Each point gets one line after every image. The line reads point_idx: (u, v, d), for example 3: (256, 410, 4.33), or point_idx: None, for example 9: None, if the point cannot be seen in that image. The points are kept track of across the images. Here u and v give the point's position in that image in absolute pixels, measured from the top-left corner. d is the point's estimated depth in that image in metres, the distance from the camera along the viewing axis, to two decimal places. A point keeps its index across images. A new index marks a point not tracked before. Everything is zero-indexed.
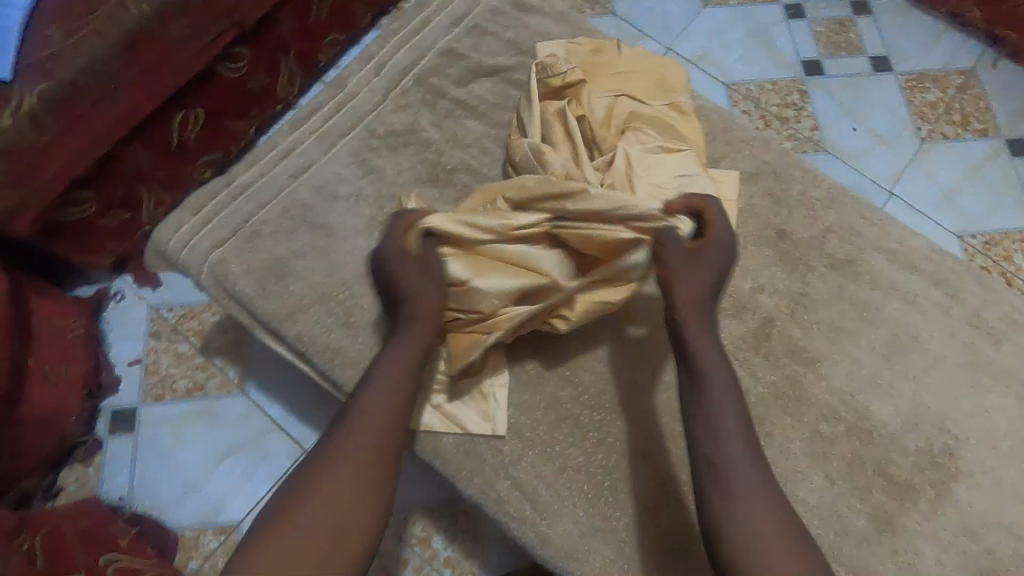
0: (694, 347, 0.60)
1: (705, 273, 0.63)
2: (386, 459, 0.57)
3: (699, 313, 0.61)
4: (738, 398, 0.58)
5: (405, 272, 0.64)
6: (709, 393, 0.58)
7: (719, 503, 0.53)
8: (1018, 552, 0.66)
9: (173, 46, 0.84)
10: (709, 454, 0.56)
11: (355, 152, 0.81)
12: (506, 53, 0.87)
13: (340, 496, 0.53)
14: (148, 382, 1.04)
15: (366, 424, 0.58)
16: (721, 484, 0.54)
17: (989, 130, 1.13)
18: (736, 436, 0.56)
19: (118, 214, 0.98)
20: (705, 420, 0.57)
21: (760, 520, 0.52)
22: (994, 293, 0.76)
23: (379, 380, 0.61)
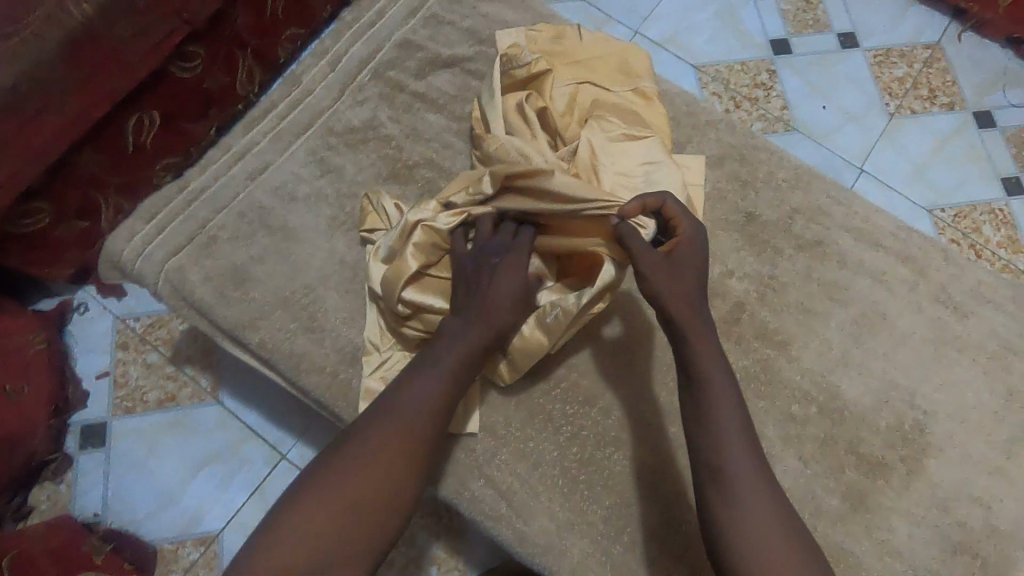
0: (693, 354, 0.59)
1: (689, 272, 0.62)
2: (410, 474, 0.57)
3: (696, 317, 0.60)
4: (738, 401, 0.58)
5: (505, 277, 0.65)
6: (708, 399, 0.58)
7: (722, 511, 0.55)
8: (987, 522, 0.67)
9: (119, 47, 0.80)
10: (713, 460, 0.56)
11: (312, 151, 0.79)
12: (465, 43, 0.84)
13: (359, 502, 0.54)
14: (117, 395, 1.01)
15: (395, 433, 0.57)
16: (725, 492, 0.55)
17: (956, 103, 1.13)
18: (737, 441, 0.56)
19: (75, 223, 0.95)
20: (705, 429, 0.57)
21: (763, 525, 0.53)
22: (960, 267, 0.77)
23: (422, 388, 0.59)
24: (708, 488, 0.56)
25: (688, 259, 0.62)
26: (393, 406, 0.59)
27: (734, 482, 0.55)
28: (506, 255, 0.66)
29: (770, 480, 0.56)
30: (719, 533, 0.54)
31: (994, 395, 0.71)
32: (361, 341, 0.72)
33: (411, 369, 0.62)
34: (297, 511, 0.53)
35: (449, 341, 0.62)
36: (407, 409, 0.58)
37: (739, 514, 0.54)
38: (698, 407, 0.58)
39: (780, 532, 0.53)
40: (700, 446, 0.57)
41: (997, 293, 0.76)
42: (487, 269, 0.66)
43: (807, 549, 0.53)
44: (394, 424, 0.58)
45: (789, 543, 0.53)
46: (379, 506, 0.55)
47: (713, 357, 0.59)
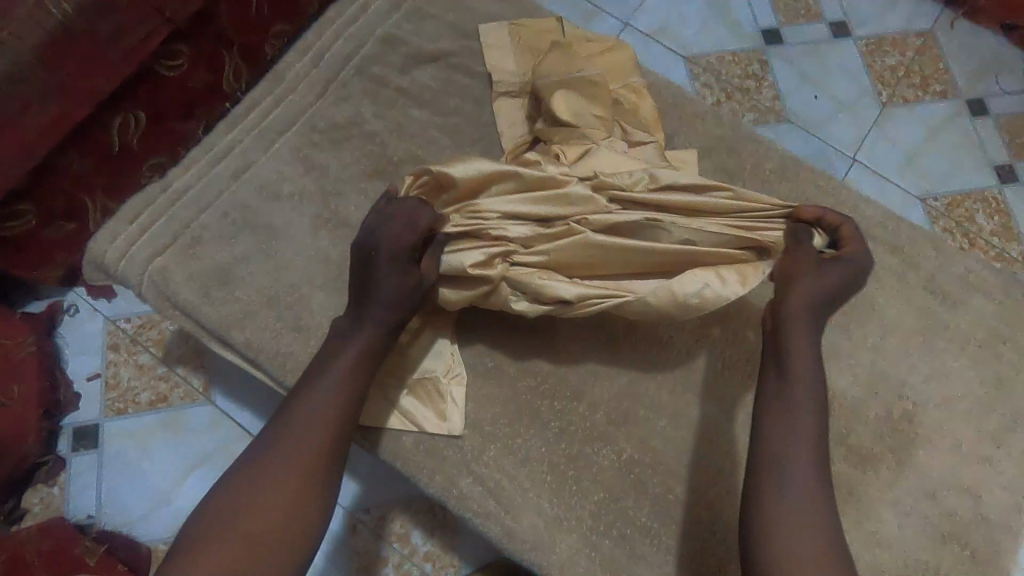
0: (790, 346, 0.59)
1: (824, 279, 0.62)
2: (315, 478, 0.57)
3: (803, 315, 0.60)
4: (819, 398, 0.58)
5: (389, 273, 0.61)
6: (791, 388, 0.58)
7: (772, 488, 0.55)
8: (976, 512, 0.67)
9: (100, 46, 0.79)
10: (776, 448, 0.56)
11: (297, 149, 0.79)
12: (448, 37, 0.84)
13: (261, 517, 0.54)
14: (109, 397, 1.01)
15: (299, 438, 0.57)
16: (779, 474, 0.55)
17: (949, 90, 1.13)
18: (807, 433, 0.57)
19: (62, 225, 0.94)
20: (779, 413, 0.57)
21: (806, 513, 0.54)
22: (949, 257, 0.76)
23: (315, 394, 0.59)
24: (765, 466, 0.56)
25: (829, 266, 0.62)
26: (290, 412, 0.59)
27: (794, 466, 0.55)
28: (383, 241, 0.62)
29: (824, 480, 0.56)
30: (759, 511, 0.54)
31: (984, 384, 0.71)
32: None
33: (306, 376, 0.61)
34: (203, 534, 0.54)
35: (342, 344, 0.62)
36: (303, 416, 0.58)
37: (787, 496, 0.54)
38: (779, 393, 0.58)
39: (821, 523, 0.54)
40: (769, 429, 0.57)
41: (987, 283, 0.75)
42: (371, 260, 0.62)
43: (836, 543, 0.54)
44: (292, 432, 0.58)
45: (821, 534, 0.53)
46: (286, 516, 0.55)
47: (806, 351, 0.59)
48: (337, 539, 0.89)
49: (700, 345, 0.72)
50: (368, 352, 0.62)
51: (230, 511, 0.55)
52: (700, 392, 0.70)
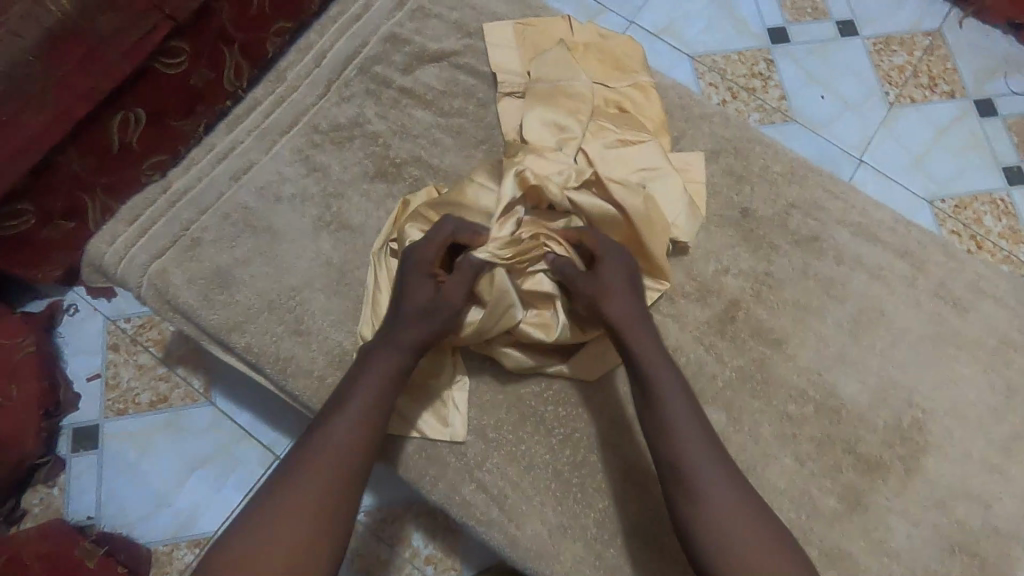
0: (641, 362, 0.62)
1: (622, 280, 0.65)
2: (340, 501, 0.56)
3: (634, 324, 0.63)
4: (691, 405, 0.61)
5: (416, 279, 0.64)
6: (667, 410, 0.60)
7: (695, 515, 0.56)
8: (986, 521, 0.66)
9: (100, 44, 0.78)
10: (672, 458, 0.58)
11: (298, 150, 0.77)
12: (452, 36, 0.83)
13: (287, 542, 0.53)
14: (108, 398, 1.00)
15: (315, 476, 0.56)
16: (694, 499, 0.57)
17: (957, 91, 1.11)
18: (692, 434, 0.59)
19: (62, 224, 0.93)
20: (667, 438, 0.59)
21: (736, 527, 0.55)
22: (959, 262, 0.75)
23: (331, 433, 0.59)
24: (677, 497, 0.57)
25: (617, 265, 0.65)
26: (306, 451, 0.58)
27: (704, 483, 0.57)
28: (414, 252, 0.65)
29: (727, 461, 0.59)
30: (699, 529, 0.56)
31: (994, 391, 0.70)
32: (350, 344, 0.71)
33: (332, 399, 0.62)
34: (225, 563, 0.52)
35: (364, 365, 0.62)
36: (329, 438, 0.59)
37: (714, 519, 0.55)
38: (659, 418, 0.60)
39: (755, 528, 0.55)
40: (662, 450, 0.59)
41: (998, 289, 0.74)
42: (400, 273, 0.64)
43: (779, 533, 0.56)
44: (319, 454, 0.58)
45: (764, 539, 0.55)
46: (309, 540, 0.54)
47: (660, 361, 0.62)
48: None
49: (707, 351, 0.71)
50: (386, 386, 0.61)
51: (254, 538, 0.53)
52: (707, 399, 0.69)
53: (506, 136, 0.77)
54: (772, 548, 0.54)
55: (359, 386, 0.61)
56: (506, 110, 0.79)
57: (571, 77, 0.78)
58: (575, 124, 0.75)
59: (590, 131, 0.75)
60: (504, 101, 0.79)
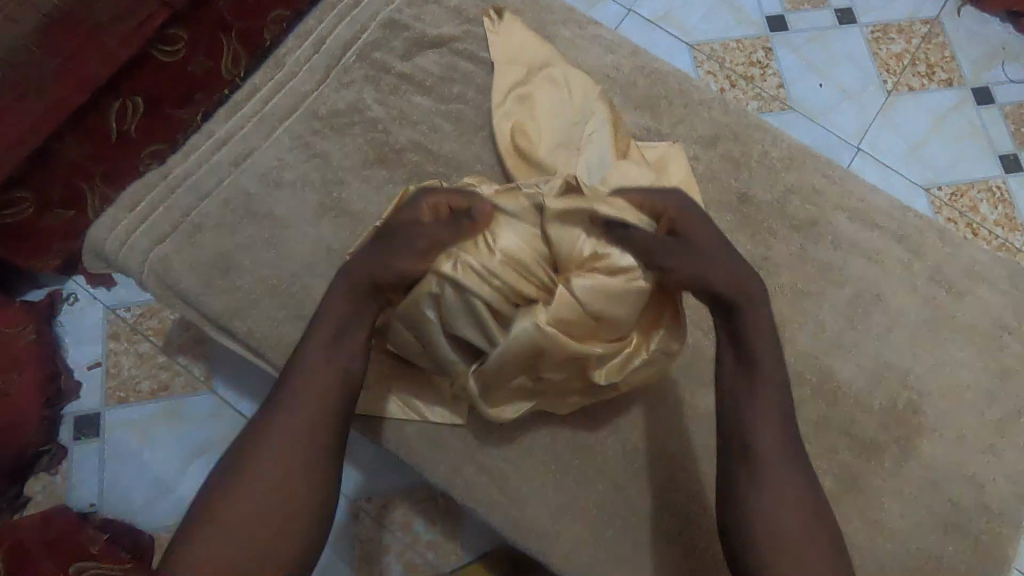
0: (747, 325, 0.61)
1: (717, 247, 0.63)
2: (318, 441, 0.59)
3: (742, 293, 0.62)
4: (785, 397, 0.61)
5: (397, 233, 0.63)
6: (757, 376, 0.60)
7: (749, 468, 0.58)
8: (979, 500, 0.67)
9: (97, 30, 0.77)
10: (745, 423, 0.59)
11: (298, 136, 0.78)
12: (452, 23, 0.82)
13: (268, 491, 0.57)
14: (109, 385, 1.00)
15: (300, 402, 0.60)
16: (750, 460, 0.58)
17: (954, 79, 1.12)
18: (772, 406, 0.60)
19: (61, 213, 0.93)
20: (748, 403, 0.60)
21: (792, 525, 0.56)
22: (955, 246, 0.76)
23: (314, 358, 0.61)
24: (739, 451, 0.59)
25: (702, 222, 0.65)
26: (291, 381, 0.61)
27: (776, 485, 0.57)
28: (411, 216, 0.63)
29: (795, 437, 0.60)
30: (748, 487, 0.58)
31: (989, 374, 0.71)
32: None
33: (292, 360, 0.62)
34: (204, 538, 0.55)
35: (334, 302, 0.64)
36: (311, 365, 0.61)
37: (774, 517, 0.56)
38: (738, 380, 0.61)
39: (802, 504, 0.57)
40: (741, 408, 0.60)
41: (993, 272, 0.75)
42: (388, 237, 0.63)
43: (824, 536, 0.57)
44: (305, 378, 0.61)
45: (804, 515, 0.57)
46: (285, 503, 0.57)
47: (766, 330, 0.62)
48: (370, 542, 0.90)
49: (706, 336, 0.72)
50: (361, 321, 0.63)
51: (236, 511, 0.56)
52: (705, 381, 0.70)
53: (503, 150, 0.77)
54: (805, 527, 0.57)
55: (313, 342, 0.62)
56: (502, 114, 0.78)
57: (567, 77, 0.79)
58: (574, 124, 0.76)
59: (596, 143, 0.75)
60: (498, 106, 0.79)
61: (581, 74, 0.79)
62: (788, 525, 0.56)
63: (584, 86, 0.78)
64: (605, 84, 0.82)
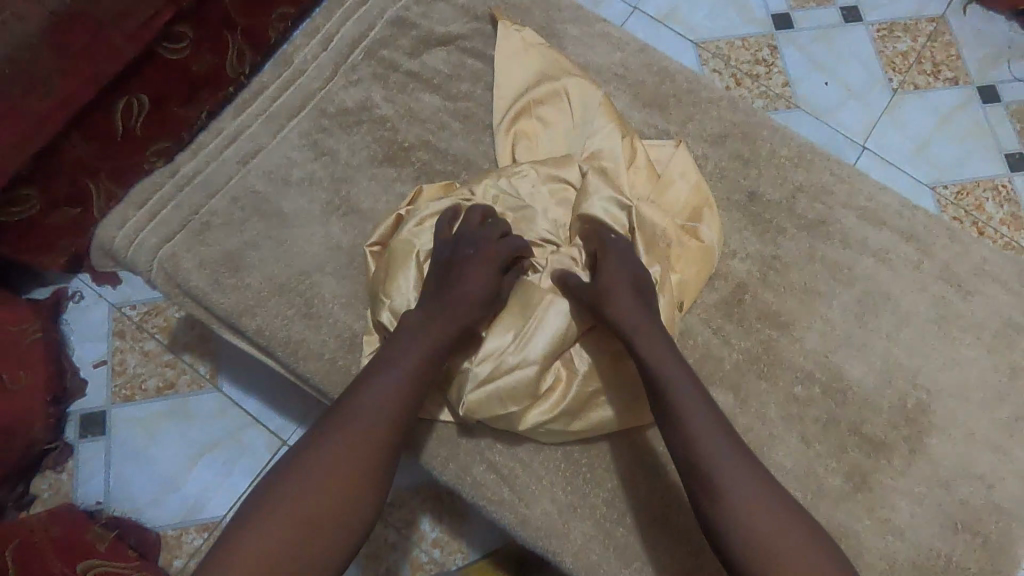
0: (649, 354, 0.61)
1: (627, 280, 0.63)
2: (358, 480, 0.56)
3: (645, 322, 0.62)
4: (706, 399, 0.60)
5: (475, 266, 0.64)
6: (682, 408, 0.59)
7: (715, 504, 0.56)
8: (988, 499, 0.67)
9: (104, 28, 0.77)
10: (688, 456, 0.58)
11: (306, 134, 0.77)
12: (459, 20, 0.82)
13: (294, 527, 0.53)
14: (116, 383, 1.00)
15: (347, 440, 0.57)
16: (711, 493, 0.56)
17: (960, 77, 1.11)
18: (712, 431, 0.58)
19: (67, 211, 0.93)
20: (685, 435, 0.58)
21: (764, 524, 0.55)
22: (964, 245, 0.76)
23: (371, 396, 0.59)
24: (697, 488, 0.57)
25: (621, 263, 0.65)
26: (340, 416, 0.58)
27: (734, 489, 0.56)
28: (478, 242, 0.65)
29: (745, 448, 0.59)
30: (722, 526, 0.55)
31: (998, 373, 0.71)
32: (360, 326, 0.71)
33: (348, 390, 0.60)
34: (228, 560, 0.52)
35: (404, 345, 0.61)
36: (364, 403, 0.59)
37: (738, 518, 0.55)
38: (674, 412, 0.59)
39: (780, 515, 0.55)
40: (675, 444, 0.59)
41: (1002, 271, 0.75)
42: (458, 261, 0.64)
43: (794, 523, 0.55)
44: (356, 415, 0.58)
45: (785, 525, 0.55)
46: (321, 534, 0.54)
47: (668, 356, 0.61)
48: (377, 540, 0.90)
49: (717, 336, 0.72)
50: (422, 367, 0.61)
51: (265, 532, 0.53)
52: (714, 380, 0.70)
53: (508, 146, 0.76)
54: (795, 537, 0.54)
55: (377, 379, 0.60)
56: (507, 111, 0.77)
57: (573, 73, 0.78)
58: (582, 122, 0.76)
59: (601, 142, 0.75)
60: (504, 102, 0.78)
61: (584, 80, 0.78)
62: (779, 542, 0.54)
63: (586, 94, 0.77)
64: (613, 83, 0.82)
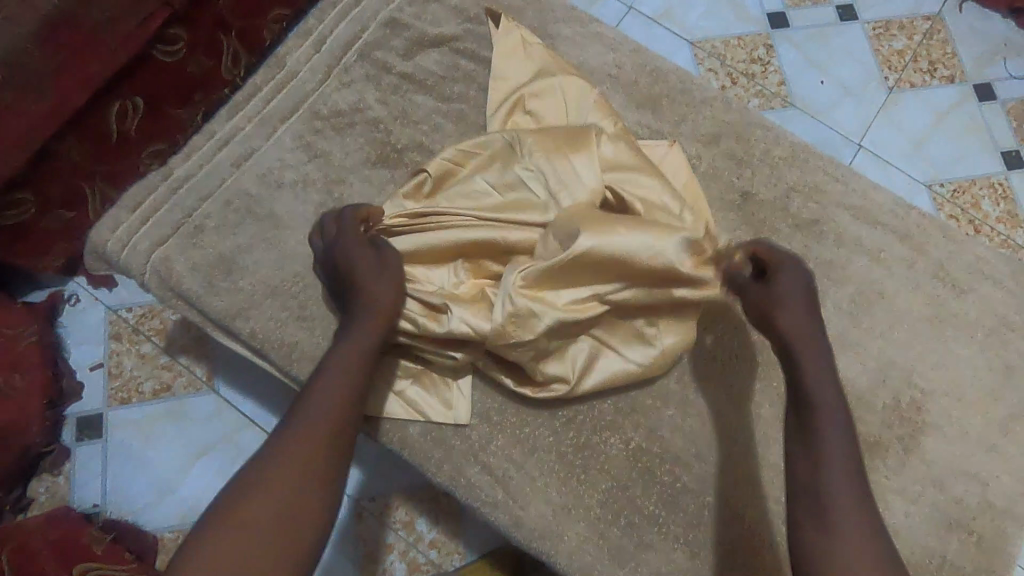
0: (803, 368, 0.57)
1: (802, 298, 0.60)
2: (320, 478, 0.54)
3: (811, 339, 0.58)
4: (850, 422, 0.55)
5: (357, 249, 0.64)
6: (820, 421, 0.55)
7: (819, 518, 0.51)
8: (983, 498, 0.67)
9: (97, 31, 0.77)
10: (808, 464, 0.54)
11: (299, 136, 0.77)
12: (452, 21, 0.82)
13: (259, 532, 0.50)
14: (112, 386, 1.00)
15: (305, 440, 0.55)
16: (818, 506, 0.52)
17: (956, 75, 1.11)
18: (843, 452, 0.54)
19: (62, 214, 0.93)
20: (813, 443, 0.54)
21: (858, 554, 0.49)
22: (958, 244, 0.76)
23: (320, 394, 0.58)
24: (804, 498, 0.53)
25: (797, 282, 0.61)
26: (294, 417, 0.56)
27: (841, 505, 0.51)
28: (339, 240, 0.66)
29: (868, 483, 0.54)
30: (815, 541, 0.51)
31: (993, 372, 0.71)
32: None
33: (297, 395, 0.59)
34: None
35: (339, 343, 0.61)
36: (315, 402, 0.57)
37: (834, 536, 0.50)
38: (806, 422, 0.55)
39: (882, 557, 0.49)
40: (798, 452, 0.55)
41: (997, 270, 0.75)
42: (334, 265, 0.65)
43: (883, 553, 0.50)
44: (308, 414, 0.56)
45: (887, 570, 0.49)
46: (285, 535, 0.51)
47: (827, 377, 0.57)
48: (373, 542, 0.90)
49: (711, 336, 0.72)
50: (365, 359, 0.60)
51: (227, 549, 0.49)
52: (708, 380, 0.70)
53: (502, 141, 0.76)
54: None
55: (324, 377, 0.59)
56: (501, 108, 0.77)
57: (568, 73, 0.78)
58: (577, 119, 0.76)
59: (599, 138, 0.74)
60: (497, 101, 0.78)
61: (578, 78, 0.77)
62: None
63: (580, 91, 0.77)
64: (607, 83, 0.82)
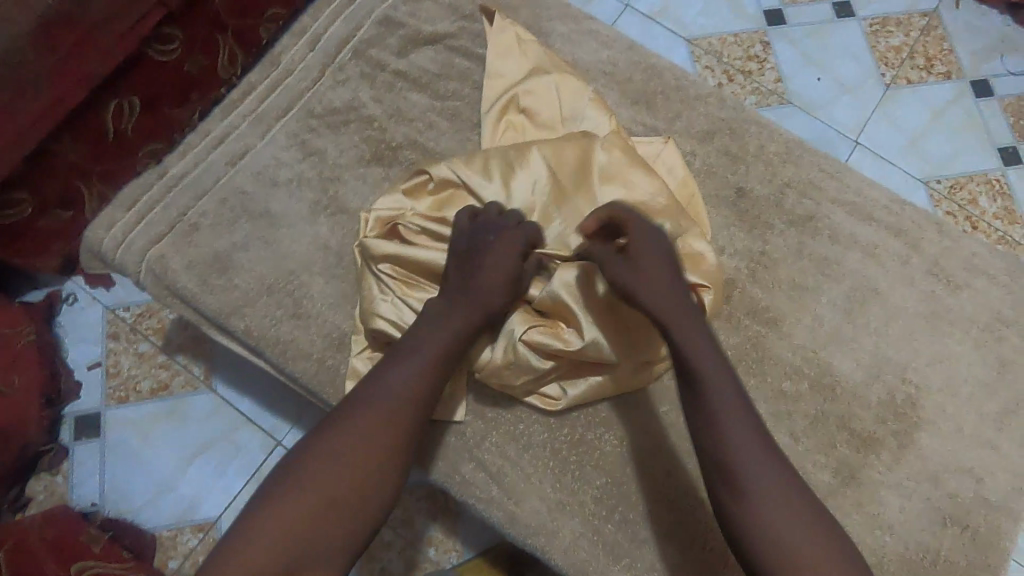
0: (689, 356, 0.58)
1: (660, 269, 0.60)
2: (374, 466, 0.57)
3: (680, 311, 0.59)
4: (746, 405, 0.58)
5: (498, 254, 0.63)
6: (717, 415, 0.57)
7: (744, 508, 0.55)
8: (978, 494, 0.67)
9: (93, 30, 0.77)
10: (720, 458, 0.56)
11: (294, 134, 0.77)
12: (447, 19, 0.82)
13: (311, 510, 0.54)
14: (110, 384, 1.00)
15: (365, 428, 0.58)
16: (738, 496, 0.55)
17: (953, 72, 1.11)
18: (750, 437, 0.56)
19: (60, 213, 0.93)
20: (718, 437, 0.56)
21: (790, 533, 0.53)
22: (953, 240, 0.76)
23: (389, 385, 0.60)
24: (722, 489, 0.56)
25: (655, 249, 0.61)
26: (358, 404, 0.59)
27: (759, 491, 0.55)
28: (492, 218, 0.65)
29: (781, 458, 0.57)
30: (745, 528, 0.55)
31: (988, 367, 0.71)
32: (349, 326, 0.71)
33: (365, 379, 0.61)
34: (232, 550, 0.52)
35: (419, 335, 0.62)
36: (382, 391, 0.59)
37: (762, 519, 0.54)
38: (705, 412, 0.57)
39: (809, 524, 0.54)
40: (709, 448, 0.57)
41: (992, 266, 0.75)
42: (482, 242, 0.64)
43: (815, 526, 0.54)
44: (374, 403, 0.59)
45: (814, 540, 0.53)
46: (338, 516, 0.55)
47: (718, 367, 0.58)
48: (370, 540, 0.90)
49: None
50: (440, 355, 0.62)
51: (278, 518, 0.53)
52: None
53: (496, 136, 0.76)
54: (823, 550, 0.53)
55: (397, 368, 0.61)
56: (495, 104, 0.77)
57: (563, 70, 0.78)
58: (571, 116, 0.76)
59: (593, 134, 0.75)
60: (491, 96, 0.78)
61: (572, 76, 0.78)
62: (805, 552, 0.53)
63: (574, 90, 0.77)
64: (602, 80, 0.82)
